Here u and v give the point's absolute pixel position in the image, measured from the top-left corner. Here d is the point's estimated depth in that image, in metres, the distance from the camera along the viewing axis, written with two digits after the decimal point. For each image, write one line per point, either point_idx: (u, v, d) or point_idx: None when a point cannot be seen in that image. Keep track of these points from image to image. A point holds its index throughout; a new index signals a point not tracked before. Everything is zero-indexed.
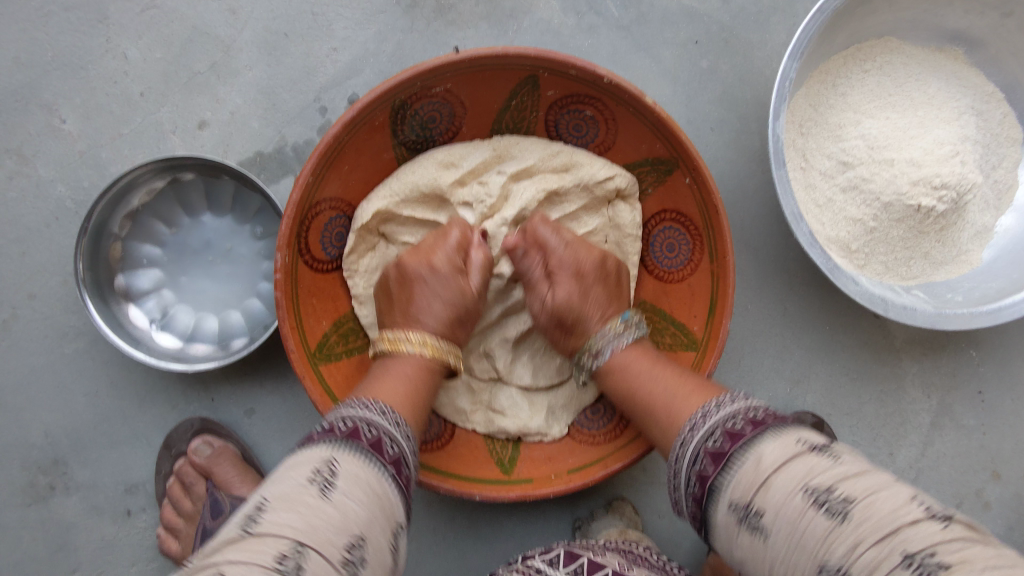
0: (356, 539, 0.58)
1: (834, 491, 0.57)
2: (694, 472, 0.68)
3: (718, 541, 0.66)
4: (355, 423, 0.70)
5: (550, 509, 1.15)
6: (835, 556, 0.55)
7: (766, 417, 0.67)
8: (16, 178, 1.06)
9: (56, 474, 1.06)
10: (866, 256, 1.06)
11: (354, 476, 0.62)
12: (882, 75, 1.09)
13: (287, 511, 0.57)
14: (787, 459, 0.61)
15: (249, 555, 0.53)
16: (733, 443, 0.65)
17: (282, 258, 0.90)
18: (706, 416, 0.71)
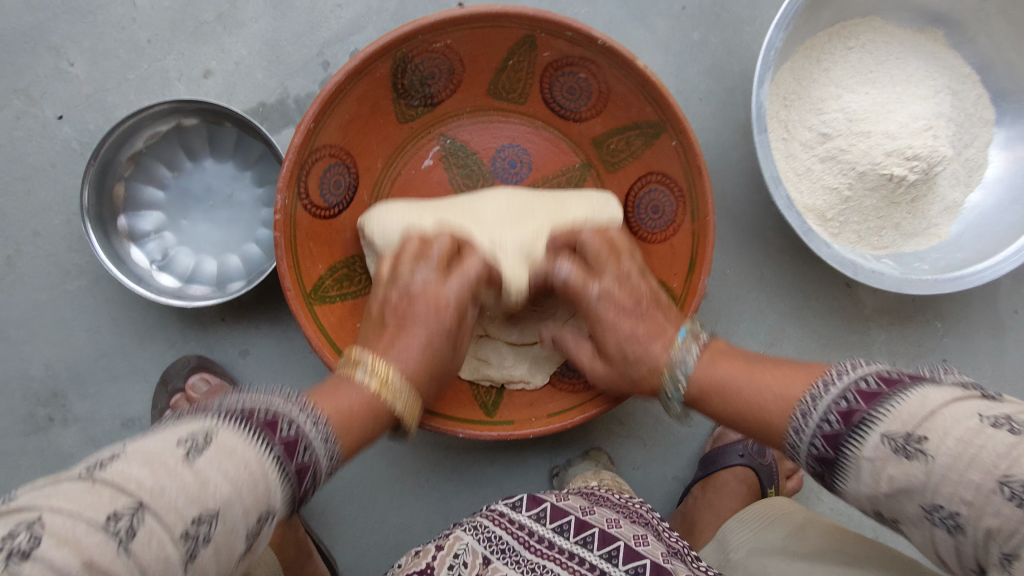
0: (207, 516, 0.50)
1: (1013, 419, 0.54)
2: (836, 411, 0.62)
3: (844, 487, 0.62)
4: (276, 414, 0.60)
5: (531, 460, 1.20)
6: (940, 499, 0.54)
7: (900, 376, 0.61)
8: (24, 118, 1.08)
9: (56, 406, 1.10)
10: (839, 224, 1.12)
11: (229, 451, 0.54)
12: (864, 53, 1.13)
13: (137, 467, 0.49)
14: (952, 401, 0.56)
15: (74, 505, 0.46)
16: (868, 402, 0.60)
17: (282, 199, 0.94)
18: (829, 383, 0.65)
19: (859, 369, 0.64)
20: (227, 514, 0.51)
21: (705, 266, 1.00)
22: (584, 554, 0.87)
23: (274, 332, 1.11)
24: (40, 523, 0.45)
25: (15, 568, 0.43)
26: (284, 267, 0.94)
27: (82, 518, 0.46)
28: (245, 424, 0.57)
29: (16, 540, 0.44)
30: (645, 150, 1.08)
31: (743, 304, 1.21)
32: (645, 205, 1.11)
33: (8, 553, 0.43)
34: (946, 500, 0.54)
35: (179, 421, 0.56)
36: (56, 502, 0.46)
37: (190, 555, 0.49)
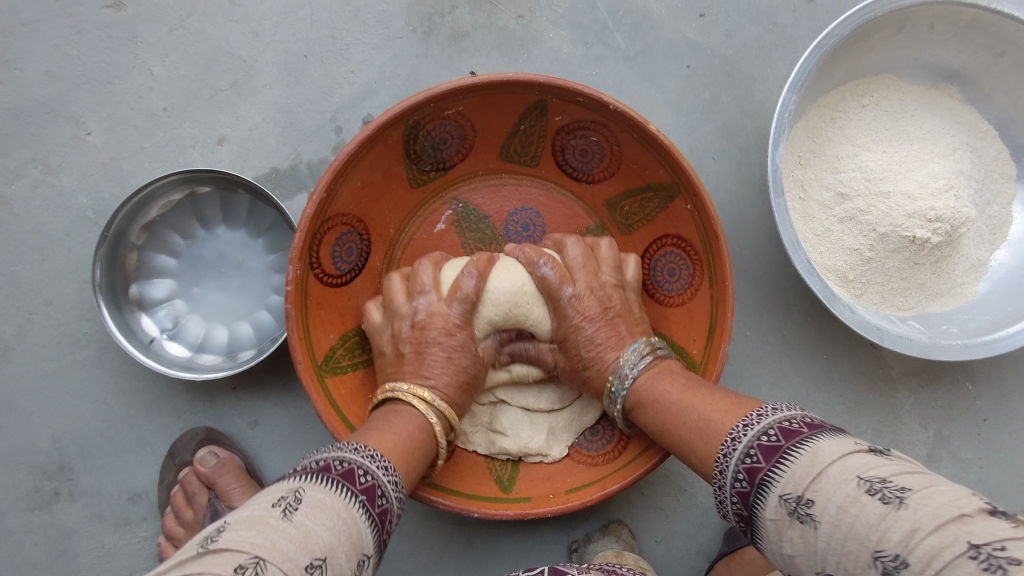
0: (317, 561, 0.52)
1: (888, 481, 0.52)
2: (744, 467, 0.62)
3: (768, 547, 0.60)
4: (324, 460, 0.65)
5: (548, 535, 1.13)
6: (891, 545, 0.49)
7: (821, 422, 0.62)
8: (41, 187, 1.09)
9: (61, 480, 1.08)
10: (862, 286, 1.08)
11: (321, 503, 0.58)
12: (878, 110, 1.12)
13: (248, 528, 0.52)
14: (842, 454, 0.56)
15: (203, 568, 0.48)
16: (787, 439, 0.60)
17: (293, 270, 0.93)
18: (749, 425, 0.65)
19: (779, 413, 0.65)
20: (331, 560, 0.54)
21: (725, 333, 0.98)
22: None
23: (283, 402, 1.09)
24: None
25: None
26: (294, 340, 0.93)
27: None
28: (323, 479, 0.62)
29: None
30: (660, 213, 1.07)
31: (764, 367, 1.18)
32: (661, 268, 1.09)
33: None
34: (836, 569, 0.53)
35: (268, 489, 0.60)
36: (190, 571, 0.49)
37: None
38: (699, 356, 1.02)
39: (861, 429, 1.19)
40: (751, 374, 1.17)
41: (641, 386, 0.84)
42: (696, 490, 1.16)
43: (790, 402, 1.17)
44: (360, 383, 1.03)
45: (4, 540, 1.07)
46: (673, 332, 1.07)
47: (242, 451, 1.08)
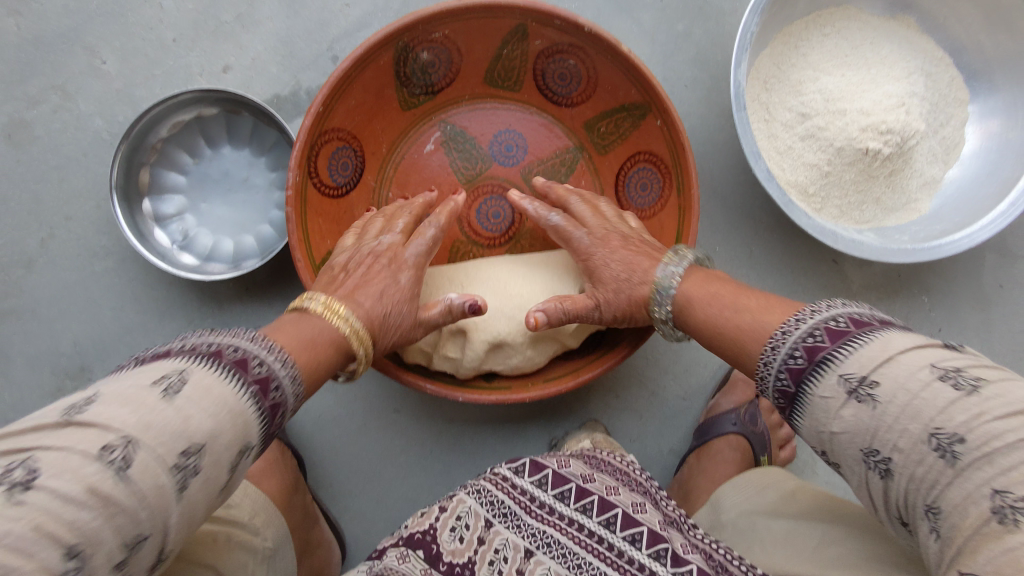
0: (194, 448, 0.54)
1: (964, 370, 0.55)
2: (805, 345, 0.64)
3: (809, 420, 0.63)
4: (218, 345, 0.61)
5: (531, 431, 1.24)
6: (952, 424, 0.53)
7: (871, 318, 0.63)
8: (59, 112, 1.17)
9: (82, 380, 1.18)
10: (822, 200, 1.17)
11: (205, 388, 0.57)
12: (839, 39, 1.20)
13: (122, 406, 0.52)
14: (913, 347, 0.58)
15: (63, 443, 0.49)
16: (833, 340, 0.62)
17: (294, 176, 1.01)
18: (814, 311, 0.66)
19: (833, 309, 0.65)
20: (212, 446, 0.55)
21: (690, 236, 1.06)
22: (584, 520, 0.82)
23: (285, 308, 1.18)
24: (31, 459, 0.48)
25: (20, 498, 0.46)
26: (295, 239, 1.01)
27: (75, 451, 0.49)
28: (213, 362, 0.59)
29: (13, 476, 0.47)
30: (633, 132, 1.15)
31: (733, 281, 1.26)
32: (635, 183, 1.17)
33: (8, 488, 0.47)
34: (886, 444, 0.56)
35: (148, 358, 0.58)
36: (44, 446, 0.49)
37: (182, 484, 0.53)
38: None
39: None
40: None
41: (686, 290, 0.86)
42: (668, 395, 1.25)
43: None
44: None
45: None
46: None
47: None
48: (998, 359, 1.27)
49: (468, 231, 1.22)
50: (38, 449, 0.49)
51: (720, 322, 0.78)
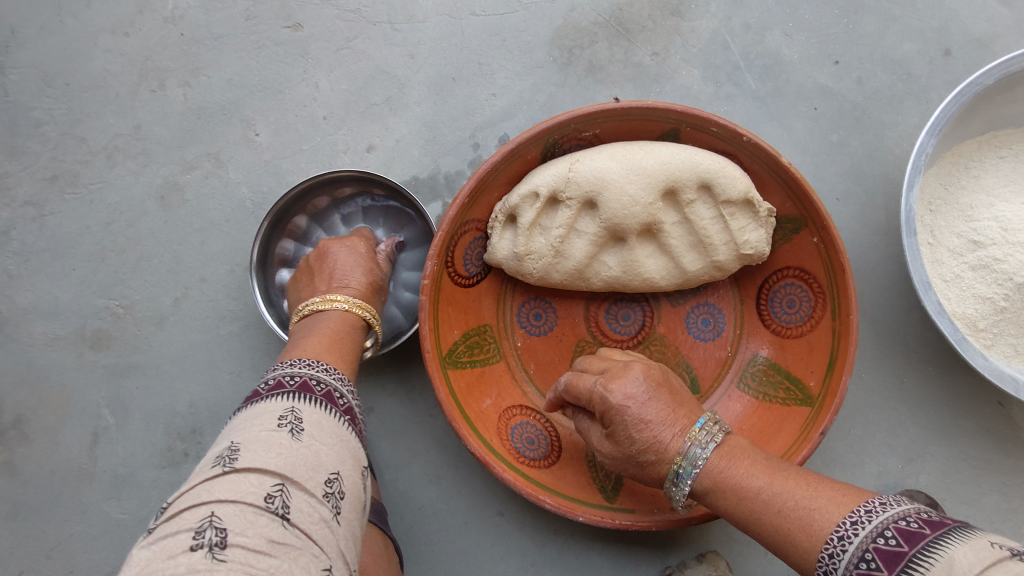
0: (332, 475, 0.58)
1: None
2: (858, 573, 0.60)
3: None
4: (303, 378, 0.69)
5: (641, 553, 1.13)
6: None
7: (942, 518, 0.60)
8: (210, 178, 1.21)
9: (192, 443, 1.17)
10: (993, 336, 1.06)
11: (318, 423, 0.62)
12: (1017, 162, 1.10)
13: (265, 450, 0.55)
14: (977, 567, 0.51)
15: (237, 493, 0.50)
16: (910, 544, 0.58)
17: (431, 266, 1.00)
18: (852, 535, 0.62)
19: (891, 508, 0.63)
20: (344, 474, 0.60)
21: (847, 366, 0.97)
22: None
23: (397, 392, 1.16)
24: (216, 519, 0.48)
25: (219, 557, 0.46)
26: (425, 330, 0.99)
27: (246, 504, 0.50)
28: (308, 398, 0.65)
29: (206, 538, 0.47)
30: (783, 245, 1.08)
31: (880, 414, 1.13)
32: (780, 299, 1.09)
33: (208, 548, 0.46)
34: None
35: (250, 407, 0.62)
36: (213, 498, 0.50)
37: (336, 512, 0.56)
38: (817, 388, 1.01)
39: (983, 490, 1.12)
40: (867, 419, 1.13)
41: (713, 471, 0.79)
42: None
43: (905, 452, 1.12)
44: (477, 379, 1.08)
45: (135, 492, 1.17)
46: (789, 363, 1.07)
47: None
48: None
49: (595, 331, 1.15)
50: (218, 505, 0.49)
51: (754, 504, 0.74)
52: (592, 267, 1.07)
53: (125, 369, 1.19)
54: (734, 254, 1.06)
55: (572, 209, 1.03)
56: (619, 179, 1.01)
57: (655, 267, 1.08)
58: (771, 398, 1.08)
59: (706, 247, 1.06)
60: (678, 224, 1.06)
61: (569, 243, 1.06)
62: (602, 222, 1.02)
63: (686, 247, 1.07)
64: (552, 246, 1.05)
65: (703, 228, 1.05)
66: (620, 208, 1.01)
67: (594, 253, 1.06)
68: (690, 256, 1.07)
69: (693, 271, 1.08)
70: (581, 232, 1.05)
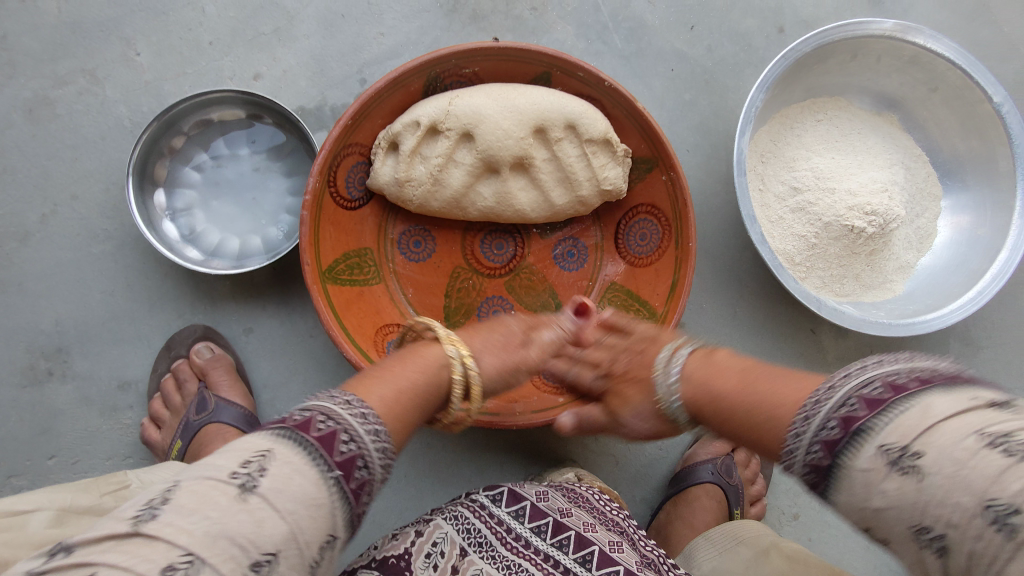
0: (266, 555, 0.53)
1: (1012, 436, 0.49)
2: (839, 415, 0.59)
3: (844, 496, 0.57)
4: (310, 414, 0.63)
5: (508, 464, 1.24)
6: (1006, 495, 0.47)
7: (937, 375, 0.57)
8: (85, 94, 1.19)
9: (57, 361, 1.14)
10: (806, 269, 1.25)
11: (286, 476, 0.56)
12: (831, 125, 1.30)
13: (190, 512, 0.52)
14: (958, 411, 0.52)
15: (129, 562, 0.49)
16: (873, 409, 0.56)
17: (314, 183, 1.05)
18: (819, 403, 0.62)
19: (865, 372, 0.61)
20: (287, 551, 0.54)
21: (684, 288, 1.12)
22: (559, 557, 0.82)
23: (278, 313, 1.18)
24: None
25: None
26: (305, 243, 1.04)
27: (139, 572, 0.49)
28: (298, 442, 0.60)
29: None
30: (638, 184, 1.21)
31: (715, 338, 1.32)
32: (635, 232, 1.23)
33: None
34: (935, 521, 0.51)
35: (249, 437, 0.60)
36: (104, 560, 0.49)
37: None
38: (661, 308, 1.16)
39: None
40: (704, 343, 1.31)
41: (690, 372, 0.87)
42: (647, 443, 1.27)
43: None
44: (356, 296, 1.14)
45: None
46: (639, 289, 1.21)
47: (235, 354, 1.17)
48: None
49: (472, 260, 1.24)
50: (104, 567, 0.49)
51: (735, 406, 0.76)
52: (466, 197, 1.15)
53: None
54: (595, 189, 1.17)
55: (450, 138, 1.11)
56: (494, 114, 1.10)
57: (527, 200, 1.16)
58: None
59: (572, 182, 1.16)
60: (548, 161, 1.15)
61: (445, 172, 1.13)
62: (477, 152, 1.11)
63: (553, 183, 1.16)
64: (430, 173, 1.12)
65: (569, 165, 1.15)
66: (493, 141, 1.10)
67: (469, 182, 1.14)
68: (557, 190, 1.17)
69: (558, 205, 1.18)
70: (458, 161, 1.13)
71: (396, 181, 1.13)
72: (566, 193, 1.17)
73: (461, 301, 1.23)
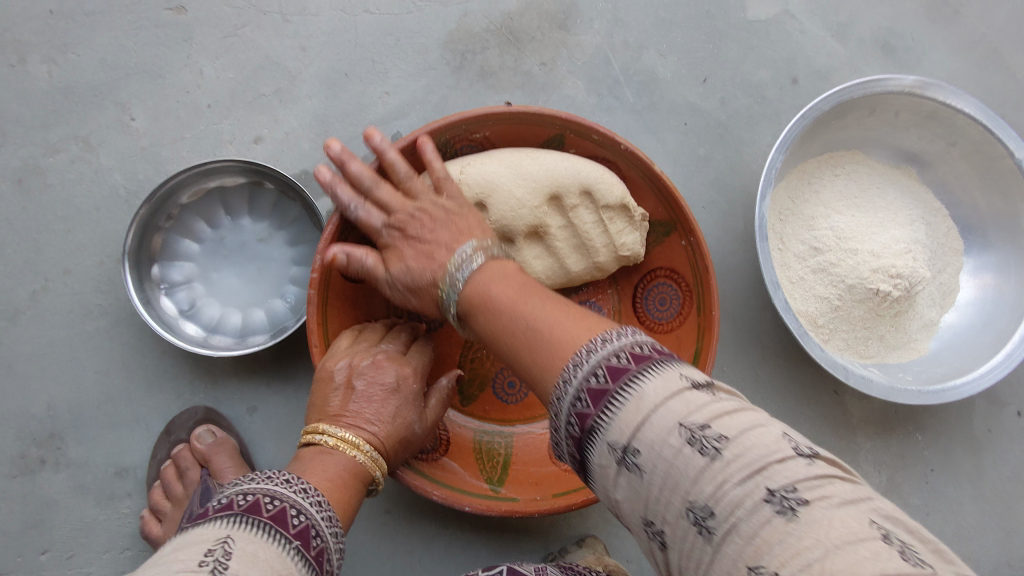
0: None
1: (707, 428, 0.51)
2: (574, 413, 0.58)
3: (598, 486, 0.58)
4: (253, 497, 0.69)
5: (527, 542, 1.19)
6: (702, 498, 0.49)
7: (652, 353, 0.58)
8: (77, 163, 1.14)
9: (50, 448, 1.09)
10: (829, 331, 1.21)
11: (251, 554, 0.62)
12: (849, 180, 1.26)
13: None
14: (665, 398, 0.53)
15: None
16: (614, 382, 0.56)
17: (320, 260, 0.99)
18: (590, 350, 0.59)
19: (617, 341, 0.60)
20: None
21: (709, 357, 1.05)
22: None
23: (283, 391, 1.13)
24: None
25: None
26: (312, 324, 0.98)
27: None
28: (252, 523, 0.66)
29: None
30: (656, 248, 1.17)
31: None
32: (653, 297, 1.19)
33: None
34: (657, 517, 0.53)
35: (193, 531, 0.63)
36: None
37: None
38: None
39: None
40: None
41: (476, 285, 0.78)
42: None
43: None
44: None
45: None
46: None
47: (238, 436, 1.11)
48: (987, 506, 1.30)
49: None
50: None
51: (514, 332, 0.69)
52: None
53: None
54: (613, 256, 1.13)
55: None
56: (507, 182, 1.05)
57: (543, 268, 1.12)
58: None
59: (590, 250, 1.12)
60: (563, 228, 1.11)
61: None
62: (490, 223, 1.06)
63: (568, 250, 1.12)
64: None
65: (586, 232, 1.11)
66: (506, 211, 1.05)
67: None
68: (572, 258, 1.13)
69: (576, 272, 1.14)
70: None
71: None
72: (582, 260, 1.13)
73: (474, 373, 1.17)
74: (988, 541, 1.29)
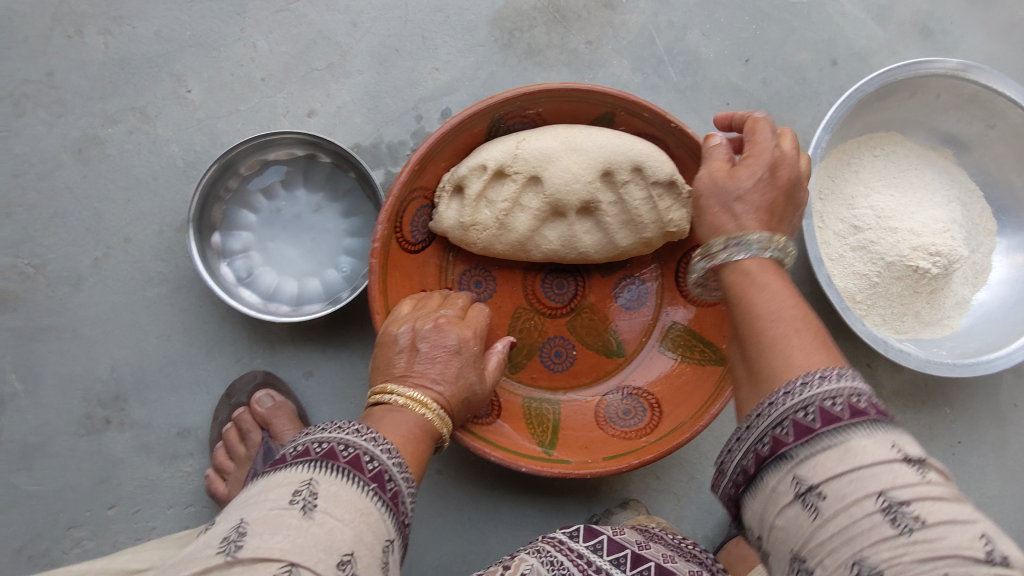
0: (345, 557, 0.59)
1: (907, 505, 0.48)
2: (770, 433, 0.56)
3: (753, 504, 0.57)
4: (329, 443, 0.68)
5: (570, 505, 1.23)
6: (875, 556, 0.47)
7: (869, 408, 0.54)
8: (136, 133, 1.16)
9: (114, 410, 1.13)
10: (867, 307, 1.24)
11: (335, 496, 0.62)
12: (888, 161, 1.29)
13: (272, 533, 0.57)
14: (873, 461, 0.50)
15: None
16: (822, 424, 0.53)
17: (382, 231, 1.03)
18: (805, 384, 0.56)
19: (830, 380, 0.55)
20: (359, 552, 0.60)
21: None
22: None
23: (338, 357, 1.16)
24: None
25: None
26: (375, 291, 1.03)
27: None
28: (332, 467, 0.65)
29: None
30: None
31: None
32: None
33: None
34: (812, 555, 0.51)
35: (278, 473, 0.65)
36: None
37: None
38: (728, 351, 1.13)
39: None
40: None
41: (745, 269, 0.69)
42: (707, 481, 1.25)
43: None
44: None
45: (50, 462, 1.13)
46: (703, 329, 1.18)
47: (295, 399, 1.15)
48: (1011, 476, 1.34)
49: (532, 300, 1.23)
50: None
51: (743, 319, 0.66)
52: (531, 240, 1.13)
53: (36, 333, 1.14)
54: (660, 231, 1.15)
55: (517, 183, 1.09)
56: (563, 155, 1.07)
57: (592, 242, 1.15)
58: (688, 361, 1.18)
59: (641, 226, 1.14)
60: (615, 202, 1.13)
61: (511, 216, 1.11)
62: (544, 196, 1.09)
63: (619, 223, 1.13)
64: (496, 218, 1.11)
65: (636, 207, 1.13)
66: (561, 184, 1.08)
67: (535, 225, 1.12)
68: (621, 233, 1.15)
69: (625, 249, 1.17)
70: (523, 204, 1.11)
71: (462, 225, 1.11)
72: (631, 236, 1.15)
73: (522, 343, 1.21)
74: (1011, 510, 1.33)
